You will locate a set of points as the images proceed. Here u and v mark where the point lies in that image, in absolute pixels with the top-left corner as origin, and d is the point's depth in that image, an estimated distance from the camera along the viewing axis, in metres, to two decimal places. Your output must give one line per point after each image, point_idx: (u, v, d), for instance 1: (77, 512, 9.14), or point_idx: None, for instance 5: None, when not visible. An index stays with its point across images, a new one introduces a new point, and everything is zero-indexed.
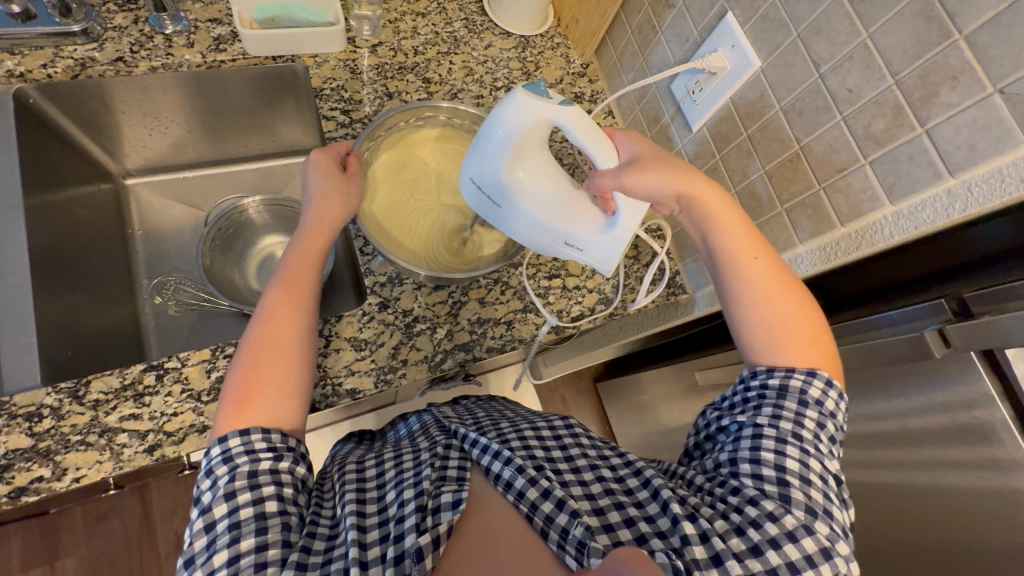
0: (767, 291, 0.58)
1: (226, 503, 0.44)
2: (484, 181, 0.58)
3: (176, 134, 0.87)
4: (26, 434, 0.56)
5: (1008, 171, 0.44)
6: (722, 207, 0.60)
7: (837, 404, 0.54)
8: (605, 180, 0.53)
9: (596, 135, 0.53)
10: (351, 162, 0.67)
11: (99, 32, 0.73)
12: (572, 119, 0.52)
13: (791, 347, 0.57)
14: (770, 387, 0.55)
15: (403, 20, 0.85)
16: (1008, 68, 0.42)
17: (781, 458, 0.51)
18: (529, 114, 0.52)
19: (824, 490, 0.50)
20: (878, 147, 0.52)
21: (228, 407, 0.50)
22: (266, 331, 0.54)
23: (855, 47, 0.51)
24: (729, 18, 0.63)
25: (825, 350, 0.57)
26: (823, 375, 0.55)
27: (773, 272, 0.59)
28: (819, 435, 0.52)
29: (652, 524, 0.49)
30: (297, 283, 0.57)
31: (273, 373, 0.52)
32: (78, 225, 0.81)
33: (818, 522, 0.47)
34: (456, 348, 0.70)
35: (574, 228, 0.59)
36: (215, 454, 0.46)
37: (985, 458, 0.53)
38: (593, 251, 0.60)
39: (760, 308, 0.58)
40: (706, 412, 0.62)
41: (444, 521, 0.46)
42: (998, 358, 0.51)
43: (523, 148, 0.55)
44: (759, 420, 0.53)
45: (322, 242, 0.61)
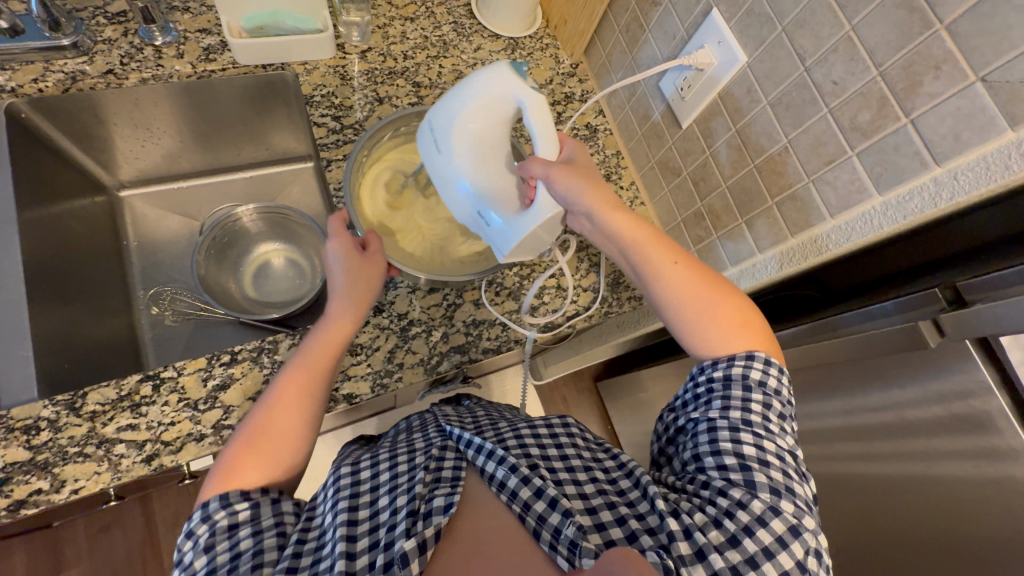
0: (695, 292, 0.60)
1: (205, 555, 0.45)
2: (438, 125, 0.58)
3: (168, 144, 0.87)
4: (24, 447, 0.56)
5: (992, 158, 0.44)
6: (635, 223, 0.61)
7: (780, 381, 0.56)
8: (535, 166, 0.54)
9: (546, 120, 0.54)
10: (371, 240, 0.64)
11: (89, 46, 0.74)
12: (533, 103, 0.54)
13: (723, 337, 0.58)
14: (716, 379, 0.56)
15: (391, 25, 0.86)
16: (989, 57, 0.42)
17: (738, 445, 0.51)
18: (497, 85, 0.54)
19: (784, 469, 0.50)
20: (865, 138, 0.52)
21: (215, 478, 0.51)
22: (268, 417, 0.54)
23: (839, 41, 0.51)
24: (714, 15, 0.63)
25: (755, 335, 0.59)
26: (762, 357, 0.56)
27: (693, 277, 0.60)
28: (771, 418, 0.53)
29: (642, 522, 0.49)
30: (309, 365, 0.58)
31: (269, 455, 0.53)
32: (73, 238, 0.81)
33: (783, 502, 0.48)
34: (452, 350, 0.70)
35: (491, 199, 0.57)
36: (196, 517, 0.48)
37: (982, 446, 0.53)
38: (497, 232, 0.58)
39: (695, 303, 0.60)
40: (663, 413, 0.63)
41: (434, 524, 0.45)
42: (992, 344, 0.51)
43: (477, 114, 0.55)
44: (712, 415, 0.54)
45: (342, 339, 0.60)
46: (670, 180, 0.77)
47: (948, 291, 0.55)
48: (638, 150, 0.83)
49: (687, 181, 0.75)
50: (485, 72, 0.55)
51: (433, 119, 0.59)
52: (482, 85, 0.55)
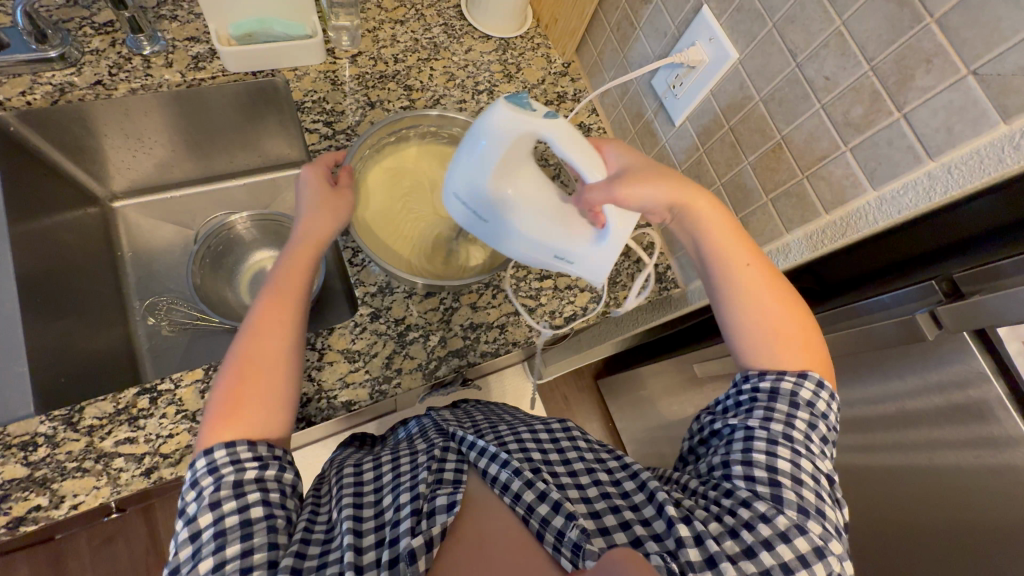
0: (767, 297, 0.58)
1: (212, 512, 0.44)
2: (465, 192, 0.56)
3: (160, 154, 0.87)
4: (22, 464, 0.55)
5: (986, 151, 0.44)
6: (716, 217, 0.60)
7: (828, 406, 0.55)
8: (595, 194, 0.52)
9: (582, 144, 0.51)
10: (342, 177, 0.67)
11: (77, 57, 0.73)
12: (558, 132, 0.50)
13: (780, 346, 0.57)
14: (762, 390, 0.56)
15: (381, 29, 0.85)
16: (980, 49, 0.42)
17: (772, 458, 0.51)
18: (513, 130, 0.50)
19: (817, 491, 0.50)
20: (858, 133, 0.52)
21: (212, 422, 0.49)
22: (251, 339, 0.54)
23: (830, 35, 0.51)
24: (705, 12, 0.63)
25: (813, 352, 0.58)
26: (814, 377, 0.56)
27: (765, 281, 0.59)
28: (812, 437, 0.53)
29: (647, 528, 0.49)
30: (285, 294, 0.57)
31: (258, 385, 0.51)
32: (66, 250, 0.81)
33: (810, 522, 0.47)
34: (450, 354, 0.70)
35: (562, 239, 0.57)
36: (200, 466, 0.47)
37: (984, 437, 0.53)
38: (582, 265, 0.59)
39: (767, 310, 0.58)
40: (699, 415, 0.62)
41: (439, 524, 0.45)
42: (989, 336, 0.50)
43: (505, 163, 0.54)
44: (751, 423, 0.54)
45: (309, 256, 0.61)
46: None
47: (945, 284, 0.54)
48: (633, 149, 0.82)
49: (682, 179, 0.74)
50: (490, 122, 0.50)
51: (458, 191, 0.57)
52: (496, 135, 0.51)
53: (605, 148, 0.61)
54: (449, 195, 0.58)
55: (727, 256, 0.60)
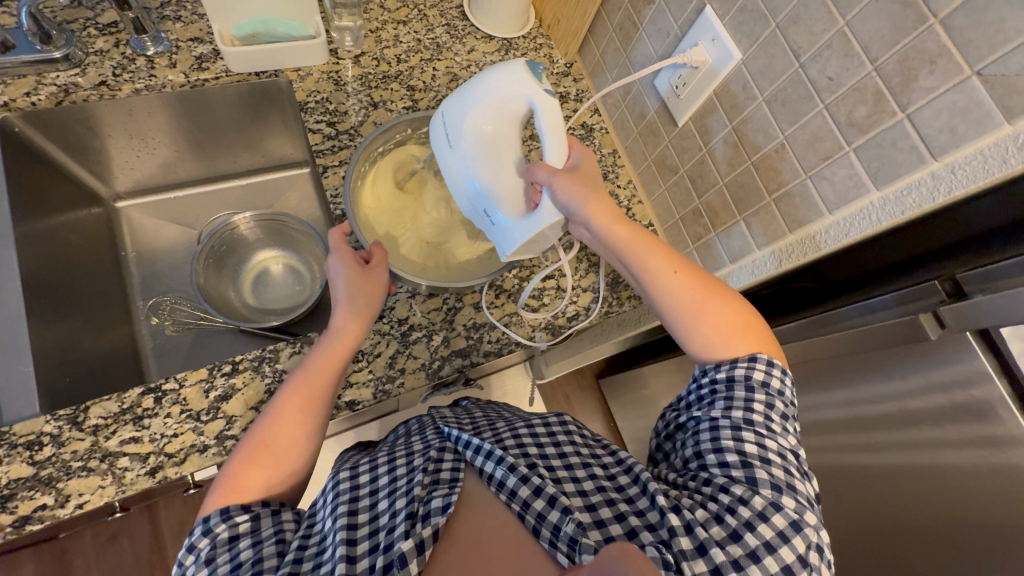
0: (703, 296, 0.60)
1: (206, 569, 0.45)
2: (449, 119, 0.59)
3: (164, 154, 0.87)
4: (27, 463, 0.56)
5: (990, 152, 0.44)
6: (636, 233, 0.63)
7: (782, 381, 0.56)
8: (540, 171, 0.56)
9: (558, 122, 0.55)
10: (373, 255, 0.65)
11: (81, 57, 0.74)
12: (545, 106, 0.54)
13: (725, 338, 0.59)
14: (719, 380, 0.56)
15: (384, 29, 0.85)
16: (984, 50, 0.42)
17: (740, 443, 0.51)
18: (511, 87, 0.55)
19: (785, 466, 0.50)
20: (861, 134, 0.52)
21: (217, 489, 0.51)
22: (271, 427, 0.55)
23: (834, 36, 0.51)
24: (708, 13, 0.63)
25: (758, 336, 0.59)
26: (764, 358, 0.56)
27: (693, 282, 0.61)
28: (773, 417, 0.53)
29: (641, 519, 0.49)
30: (310, 383, 0.58)
31: (266, 472, 0.52)
32: (70, 250, 0.81)
33: (784, 497, 0.47)
34: (453, 354, 0.70)
35: (494, 202, 0.58)
36: (197, 533, 0.47)
37: (985, 436, 0.53)
38: (500, 231, 0.60)
39: (699, 310, 0.60)
40: (664, 413, 0.63)
41: (432, 525, 0.45)
42: (993, 335, 0.51)
43: (488, 117, 0.56)
44: (714, 414, 0.54)
45: (345, 349, 0.61)
46: (668, 178, 0.77)
47: (947, 283, 0.55)
48: (635, 149, 0.82)
49: (685, 179, 0.74)
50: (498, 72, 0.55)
51: (445, 112, 0.60)
52: (495, 84, 0.55)
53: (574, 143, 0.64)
54: (438, 117, 0.61)
55: (651, 259, 0.62)
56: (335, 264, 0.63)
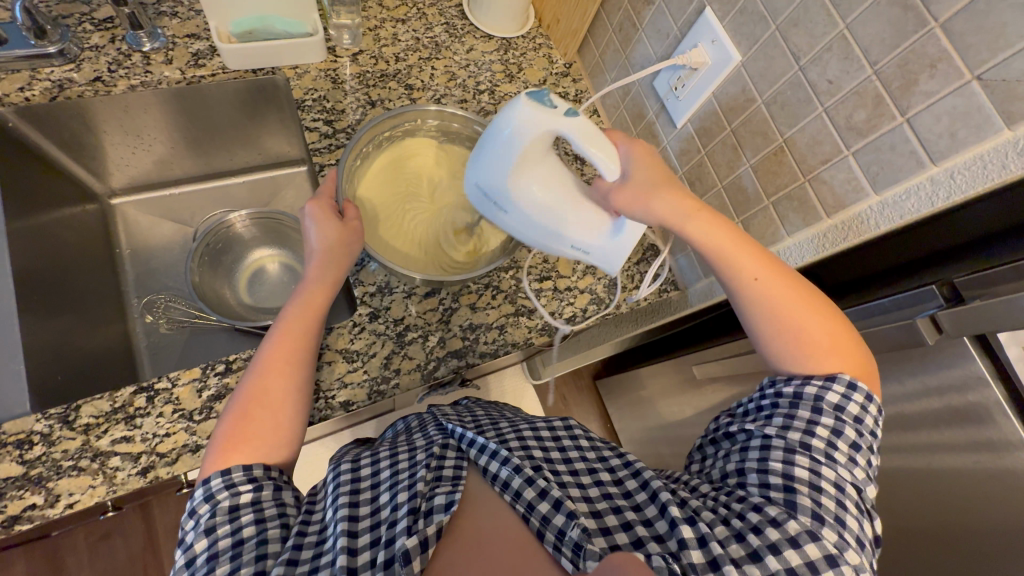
0: (789, 308, 0.56)
1: (206, 538, 0.46)
2: (487, 185, 0.59)
3: (160, 151, 0.86)
4: (17, 462, 0.55)
5: (990, 156, 0.44)
6: (711, 228, 0.59)
7: (863, 408, 0.52)
8: (619, 195, 0.58)
9: (599, 141, 0.53)
10: (348, 208, 0.65)
11: (76, 53, 0.73)
12: (579, 130, 0.52)
13: (810, 354, 0.55)
14: (783, 395, 0.55)
15: (382, 27, 0.85)
16: (985, 54, 0.41)
17: (788, 467, 0.50)
18: (536, 127, 0.52)
19: (838, 498, 0.48)
20: (861, 137, 0.51)
21: (214, 454, 0.51)
22: (259, 380, 0.55)
23: (834, 39, 0.51)
24: (707, 14, 0.63)
25: (842, 345, 0.55)
26: (845, 379, 0.53)
27: (781, 288, 0.57)
28: (836, 446, 0.50)
29: (649, 528, 0.49)
30: (293, 336, 0.58)
31: (262, 427, 0.53)
32: (64, 247, 0.80)
33: (824, 529, 0.45)
34: (449, 355, 0.70)
35: (580, 235, 0.61)
36: (198, 494, 0.48)
37: (982, 443, 0.52)
38: (599, 253, 0.63)
39: (784, 320, 0.56)
40: (718, 415, 0.61)
41: (434, 523, 0.45)
42: (990, 341, 0.50)
43: (526, 160, 0.56)
44: (768, 431, 0.53)
45: (322, 296, 0.62)
46: None
47: (946, 288, 0.54)
48: None
49: (684, 181, 0.74)
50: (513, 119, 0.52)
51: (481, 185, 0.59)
52: (519, 131, 0.52)
53: (621, 144, 0.60)
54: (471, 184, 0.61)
55: (740, 265, 0.58)
56: (306, 222, 0.64)
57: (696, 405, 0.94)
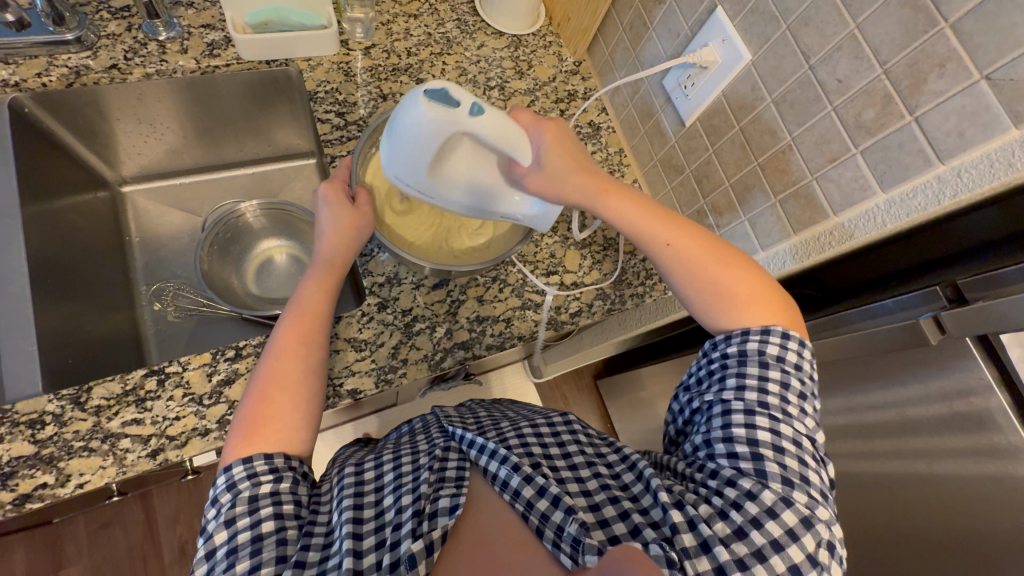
0: (702, 260, 0.60)
1: (226, 530, 0.46)
2: (407, 178, 0.56)
3: (171, 140, 0.87)
4: (29, 441, 0.56)
5: (997, 156, 0.44)
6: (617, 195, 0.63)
7: (800, 355, 0.55)
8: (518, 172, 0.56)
9: (512, 134, 0.51)
10: (360, 193, 0.66)
11: (93, 40, 0.74)
12: (487, 128, 0.49)
13: (739, 308, 0.58)
14: (731, 355, 0.56)
15: (395, 22, 0.86)
16: (994, 54, 0.42)
17: (752, 431, 0.51)
18: (438, 131, 0.48)
19: (800, 457, 0.50)
20: (868, 136, 0.52)
21: (238, 437, 0.52)
22: (276, 365, 0.56)
23: (844, 39, 0.52)
24: (719, 13, 0.63)
25: (771, 303, 0.58)
26: (778, 329, 0.56)
27: (692, 246, 0.61)
28: (788, 399, 0.52)
29: (645, 516, 0.50)
30: (306, 319, 0.59)
31: (281, 408, 0.53)
32: (75, 232, 0.81)
33: (796, 493, 0.47)
34: (456, 346, 0.70)
35: (505, 206, 0.60)
36: (220, 483, 0.49)
37: (983, 444, 0.53)
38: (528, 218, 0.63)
39: (699, 275, 0.60)
40: (676, 394, 0.62)
41: (440, 527, 0.46)
42: (994, 343, 0.51)
43: (439, 156, 0.53)
44: (726, 398, 0.53)
45: (333, 279, 0.63)
46: (673, 178, 0.78)
47: (949, 290, 0.54)
48: (641, 148, 0.83)
49: (691, 179, 0.75)
50: (416, 120, 0.48)
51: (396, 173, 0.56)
52: (423, 138, 0.49)
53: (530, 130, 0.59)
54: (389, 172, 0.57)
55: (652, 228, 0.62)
56: (318, 206, 0.65)
57: None
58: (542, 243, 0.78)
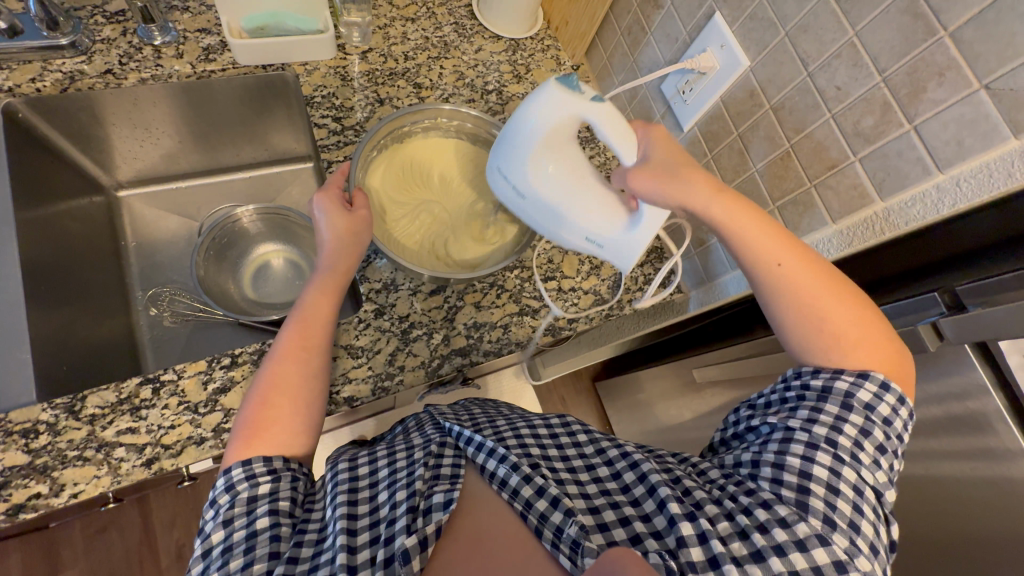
0: (803, 294, 0.56)
1: (223, 530, 0.46)
2: (509, 171, 0.59)
3: (167, 145, 0.87)
4: (22, 451, 0.55)
5: (995, 165, 0.44)
6: (740, 214, 0.57)
7: (893, 410, 0.51)
8: (634, 180, 0.54)
9: (624, 129, 0.53)
10: (356, 197, 0.66)
11: (87, 45, 0.73)
12: (603, 118, 0.51)
13: (838, 348, 0.54)
14: (812, 388, 0.53)
15: (392, 26, 0.85)
16: (993, 64, 0.42)
17: (809, 465, 0.49)
18: (558, 109, 0.51)
19: (855, 503, 0.47)
20: (867, 144, 0.52)
21: (236, 441, 0.51)
22: (277, 370, 0.55)
23: (843, 46, 0.51)
24: (717, 19, 0.63)
25: (875, 346, 0.54)
26: (876, 377, 0.52)
27: (801, 275, 0.56)
28: (862, 447, 0.49)
29: (647, 524, 0.49)
30: (308, 322, 0.59)
31: (281, 411, 0.53)
32: (70, 238, 0.80)
33: (835, 534, 0.45)
34: (453, 353, 0.70)
35: (593, 225, 0.58)
36: (219, 485, 0.48)
37: (979, 450, 0.53)
38: (611, 251, 0.60)
39: (794, 308, 0.56)
40: (738, 407, 0.60)
41: (434, 522, 0.46)
42: (991, 348, 0.50)
43: (549, 144, 0.55)
44: (791, 424, 0.51)
45: (338, 284, 0.63)
46: None
47: (947, 295, 0.54)
48: None
49: None
50: (539, 100, 0.52)
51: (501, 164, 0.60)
52: (538, 122, 0.53)
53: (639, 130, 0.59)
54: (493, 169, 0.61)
55: (749, 251, 0.57)
56: (314, 213, 0.65)
57: (696, 408, 0.94)
58: (541, 248, 0.78)
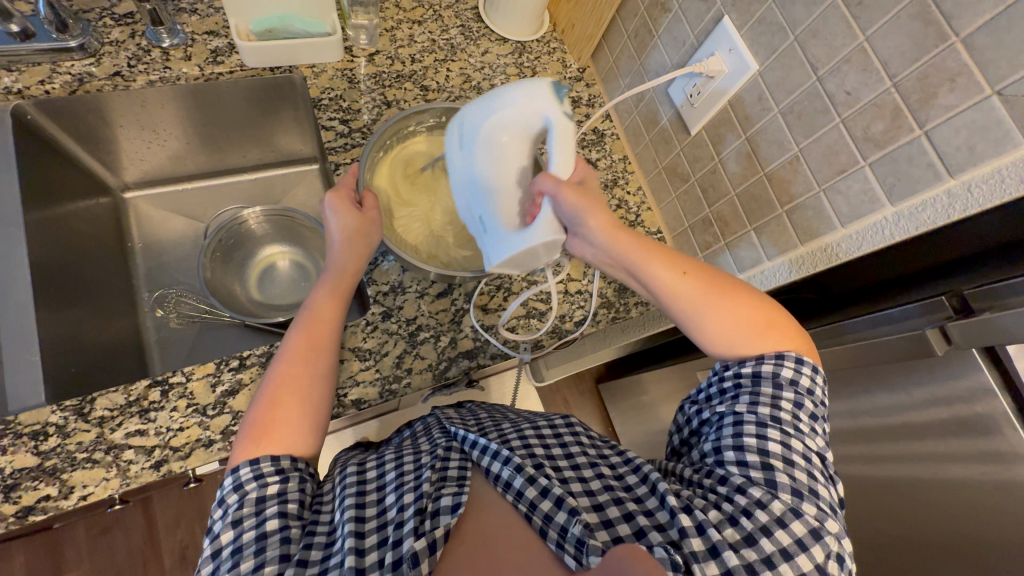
0: (709, 300, 0.58)
1: (233, 530, 0.46)
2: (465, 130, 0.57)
3: (174, 146, 0.87)
4: (32, 453, 0.55)
5: (1007, 171, 0.44)
6: (633, 239, 0.61)
7: (813, 381, 0.55)
8: (546, 181, 0.54)
9: (569, 143, 0.54)
10: (366, 197, 0.67)
11: (96, 47, 0.74)
12: (560, 125, 0.53)
13: (751, 337, 0.57)
14: (743, 376, 0.55)
15: (399, 28, 0.86)
16: (1005, 70, 0.42)
17: (763, 442, 0.50)
18: (527, 105, 0.53)
19: (808, 470, 0.50)
20: (877, 149, 0.52)
21: (244, 441, 0.51)
22: (284, 371, 0.55)
23: (852, 51, 0.52)
24: (725, 22, 0.63)
25: (784, 331, 0.58)
26: (792, 355, 0.55)
27: (703, 285, 0.59)
28: (801, 417, 0.52)
29: (650, 518, 0.49)
30: (317, 323, 0.59)
31: (291, 412, 0.53)
32: (77, 239, 0.80)
33: (803, 503, 0.47)
34: (460, 355, 0.70)
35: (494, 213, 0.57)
36: (227, 484, 0.48)
37: (986, 453, 0.53)
38: (490, 241, 0.58)
39: (709, 312, 0.58)
40: (684, 405, 0.63)
41: (442, 525, 0.46)
42: (999, 353, 0.50)
43: (505, 134, 0.55)
44: (739, 410, 0.53)
45: (346, 285, 0.63)
46: (678, 186, 0.78)
47: (955, 300, 0.54)
48: (645, 155, 0.83)
49: (695, 188, 0.75)
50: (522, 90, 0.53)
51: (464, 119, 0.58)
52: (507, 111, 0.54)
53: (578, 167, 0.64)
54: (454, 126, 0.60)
55: (656, 267, 0.59)
56: (325, 212, 0.65)
57: None
58: None
